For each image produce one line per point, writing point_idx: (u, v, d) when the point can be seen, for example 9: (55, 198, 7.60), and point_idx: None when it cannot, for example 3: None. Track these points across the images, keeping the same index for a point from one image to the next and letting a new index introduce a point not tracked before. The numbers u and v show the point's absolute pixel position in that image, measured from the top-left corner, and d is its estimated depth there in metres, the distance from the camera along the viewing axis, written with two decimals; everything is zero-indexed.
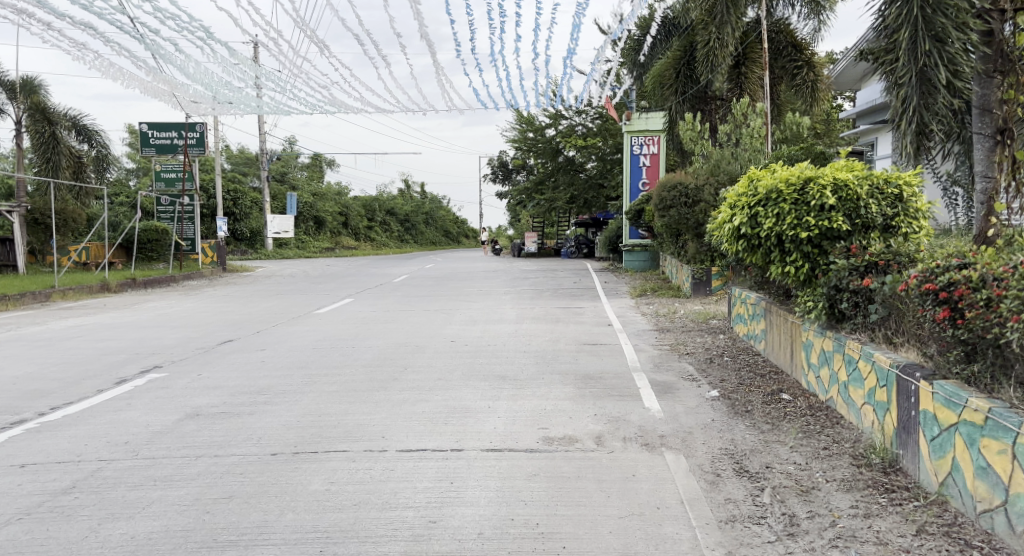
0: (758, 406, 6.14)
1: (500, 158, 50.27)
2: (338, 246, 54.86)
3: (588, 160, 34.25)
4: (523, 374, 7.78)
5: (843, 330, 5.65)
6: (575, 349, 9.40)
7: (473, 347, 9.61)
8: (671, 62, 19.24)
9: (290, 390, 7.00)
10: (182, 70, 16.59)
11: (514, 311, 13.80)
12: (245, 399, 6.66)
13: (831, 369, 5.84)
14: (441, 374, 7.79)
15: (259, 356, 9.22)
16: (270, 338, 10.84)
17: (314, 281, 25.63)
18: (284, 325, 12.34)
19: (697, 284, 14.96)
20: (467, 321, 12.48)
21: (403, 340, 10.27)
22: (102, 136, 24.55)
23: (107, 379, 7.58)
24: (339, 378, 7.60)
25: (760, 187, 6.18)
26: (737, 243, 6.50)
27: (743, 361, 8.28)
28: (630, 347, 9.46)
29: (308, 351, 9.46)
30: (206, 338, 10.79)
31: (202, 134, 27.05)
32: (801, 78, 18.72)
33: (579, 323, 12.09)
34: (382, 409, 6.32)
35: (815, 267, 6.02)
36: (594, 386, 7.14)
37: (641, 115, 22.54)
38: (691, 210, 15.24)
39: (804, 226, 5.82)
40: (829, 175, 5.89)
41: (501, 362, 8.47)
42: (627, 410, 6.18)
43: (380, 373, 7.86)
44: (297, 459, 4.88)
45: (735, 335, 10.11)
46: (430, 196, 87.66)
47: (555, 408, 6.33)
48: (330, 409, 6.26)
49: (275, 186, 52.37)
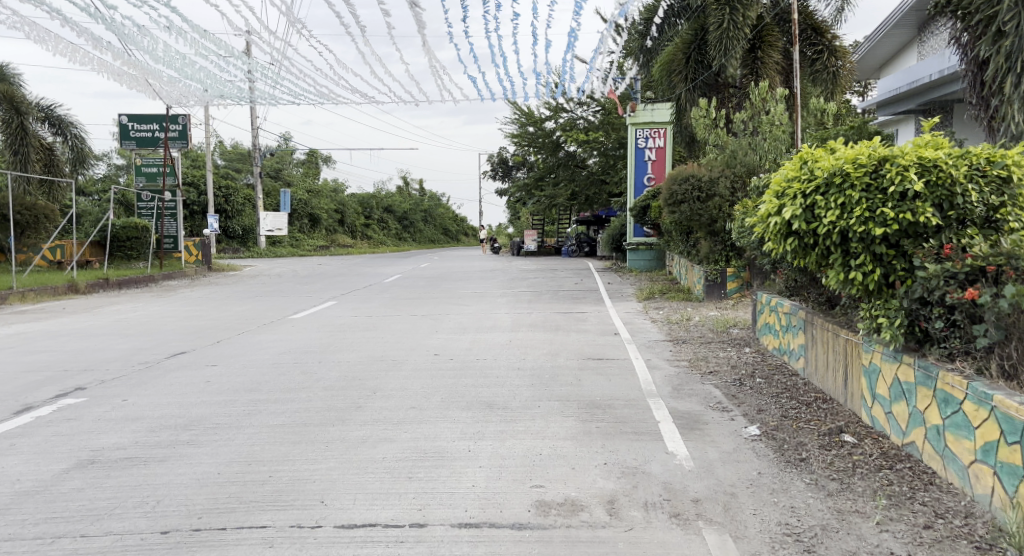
0: (815, 452, 4.80)
1: (500, 154, 48.92)
2: (333, 245, 53.43)
3: (590, 156, 32.85)
4: (514, 401, 6.39)
5: (931, 357, 4.29)
6: (577, 366, 8.03)
7: (458, 363, 8.22)
8: (680, 45, 17.83)
9: (225, 426, 5.60)
10: (152, 53, 15.24)
11: (510, 317, 12.43)
12: (162, 437, 5.26)
13: (913, 406, 4.48)
14: (416, 401, 6.42)
15: (207, 373, 7.82)
16: (229, 350, 9.43)
17: (301, 281, 24.21)
18: (250, 334, 10.95)
19: (710, 287, 13.64)
20: (457, 329, 11.10)
21: (380, 354, 8.90)
22: (78, 127, 23.36)
23: (7, 408, 6.15)
24: (292, 408, 6.21)
25: (818, 170, 4.81)
26: (786, 241, 5.10)
27: (780, 383, 6.93)
28: (642, 364, 8.11)
29: (265, 368, 8.06)
30: (155, 350, 9.39)
31: (185, 127, 25.66)
32: (822, 63, 17.37)
33: (582, 331, 10.73)
34: (331, 455, 4.93)
35: (889, 272, 4.67)
36: (601, 419, 5.77)
37: (646, 106, 21.12)
38: (704, 205, 13.81)
39: (880, 220, 4.46)
40: (911, 154, 4.49)
41: (490, 383, 7.10)
42: (645, 458, 4.81)
43: (341, 400, 6.46)
44: (195, 542, 3.51)
45: (763, 349, 8.72)
46: (429, 194, 86.43)
47: (554, 453, 4.97)
48: (265, 456, 4.87)
49: (268, 182, 50.99)
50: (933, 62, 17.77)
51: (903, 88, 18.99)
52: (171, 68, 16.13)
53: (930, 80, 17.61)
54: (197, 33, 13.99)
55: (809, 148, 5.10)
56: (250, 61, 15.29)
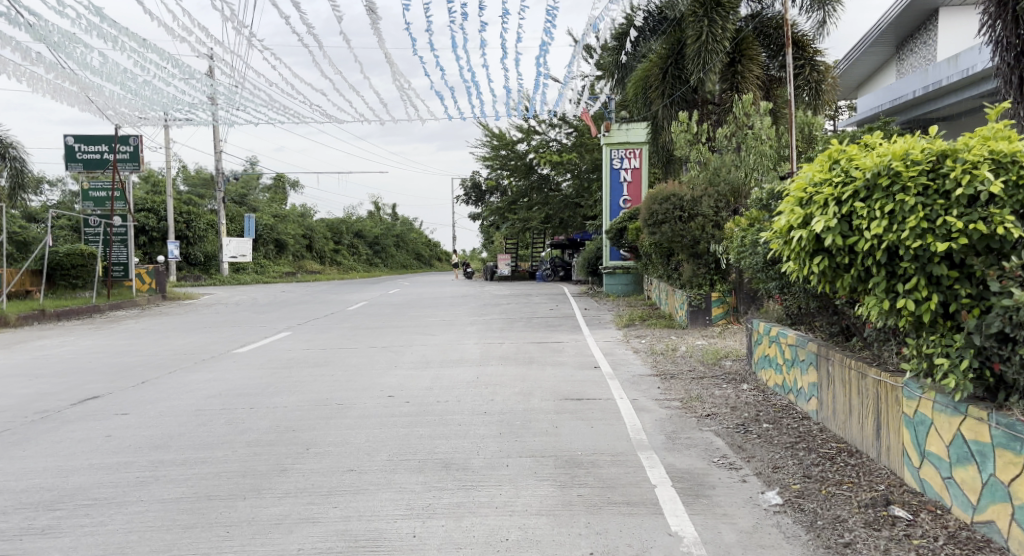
0: (861, 534, 3.71)
1: (472, 178, 47.93)
2: (300, 271, 51.91)
3: (563, 178, 32.07)
4: (478, 459, 5.24)
5: (1015, 412, 3.27)
6: (554, 408, 6.91)
7: (415, 407, 7.05)
8: (656, 61, 17.05)
9: (103, 505, 4.38)
10: (87, 64, 14.02)
11: (477, 349, 11.28)
12: (11, 525, 4.04)
13: (990, 473, 3.41)
14: (356, 461, 5.25)
15: (110, 425, 6.56)
16: (152, 394, 8.16)
17: (258, 309, 22.87)
18: (182, 373, 9.67)
19: (694, 312, 12.67)
20: (418, 364, 9.91)
21: (325, 396, 7.70)
22: (19, 149, 22.00)
23: None
24: (198, 473, 4.99)
25: (857, 170, 3.79)
26: (813, 260, 4.06)
27: (793, 431, 5.87)
28: (628, 405, 7.00)
29: (184, 417, 6.84)
30: (63, 395, 8.10)
31: (136, 148, 24.33)
32: (803, 79, 16.55)
33: (558, 365, 9.59)
34: (229, 547, 3.75)
35: (950, 300, 3.63)
36: (584, 485, 4.64)
37: (620, 126, 20.22)
38: (686, 225, 12.86)
39: (942, 233, 3.42)
40: (980, 149, 3.49)
41: (449, 435, 5.94)
42: (642, 545, 3.68)
43: (262, 463, 5.25)
44: None
45: (763, 386, 7.67)
46: (401, 219, 85.39)
47: (524, 537, 3.83)
48: (139, 552, 3.68)
49: (233, 207, 49.48)
50: (914, 78, 17.00)
51: (885, 106, 18.29)
52: (111, 82, 14.93)
53: (913, 96, 16.75)
54: (148, 50, 12.89)
55: (839, 144, 4.11)
56: (207, 80, 14.21)
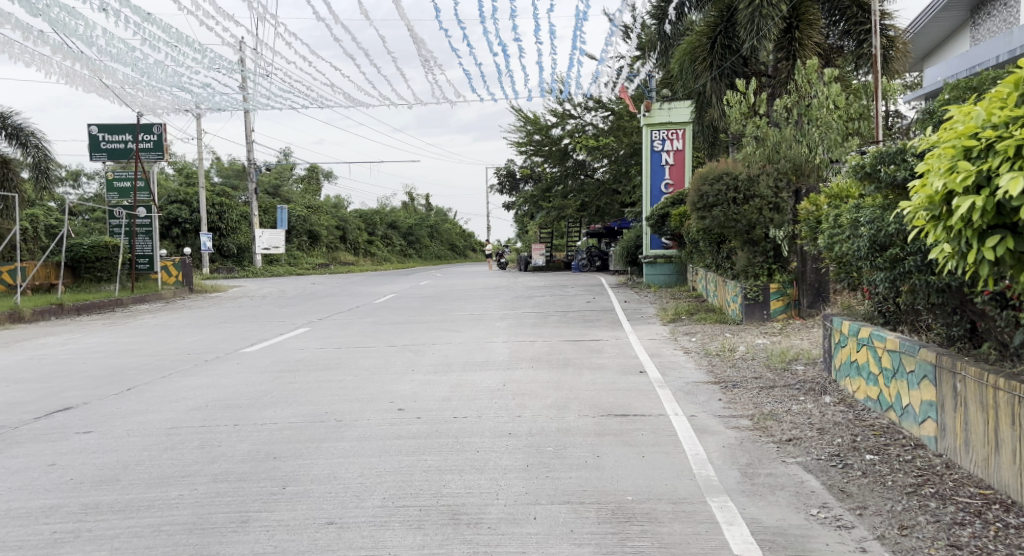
0: None
1: (507, 167, 46.59)
2: (333, 263, 51.35)
3: (600, 163, 30.58)
4: (497, 508, 3.99)
5: None
6: (595, 428, 5.63)
7: (426, 427, 5.82)
8: (704, 31, 15.38)
9: None
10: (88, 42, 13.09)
11: (507, 349, 10.04)
12: None
13: None
14: (338, 509, 4.04)
15: (63, 448, 5.47)
16: (130, 404, 7.09)
17: (282, 302, 21.94)
18: (176, 378, 8.62)
19: (750, 306, 11.24)
20: (438, 368, 8.69)
21: (324, 411, 6.53)
22: (42, 140, 21.32)
23: None
24: (131, 528, 3.82)
25: None
26: (992, 240, 2.75)
27: (913, 466, 4.50)
28: (685, 426, 5.69)
29: (155, 437, 5.74)
30: (33, 406, 7.07)
31: (159, 136, 23.58)
32: (870, 46, 14.83)
33: (597, 369, 8.28)
34: None
35: None
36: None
37: (662, 105, 18.77)
38: (741, 208, 11.37)
39: None
40: None
41: (463, 468, 4.71)
42: None
43: (220, 510, 4.08)
44: None
45: (851, 400, 6.25)
46: (435, 210, 84.72)
47: None
48: None
49: (265, 199, 49.03)
50: (997, 42, 15.13)
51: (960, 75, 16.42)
52: (114, 61, 14.00)
53: (995, 62, 14.86)
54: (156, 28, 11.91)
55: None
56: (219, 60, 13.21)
